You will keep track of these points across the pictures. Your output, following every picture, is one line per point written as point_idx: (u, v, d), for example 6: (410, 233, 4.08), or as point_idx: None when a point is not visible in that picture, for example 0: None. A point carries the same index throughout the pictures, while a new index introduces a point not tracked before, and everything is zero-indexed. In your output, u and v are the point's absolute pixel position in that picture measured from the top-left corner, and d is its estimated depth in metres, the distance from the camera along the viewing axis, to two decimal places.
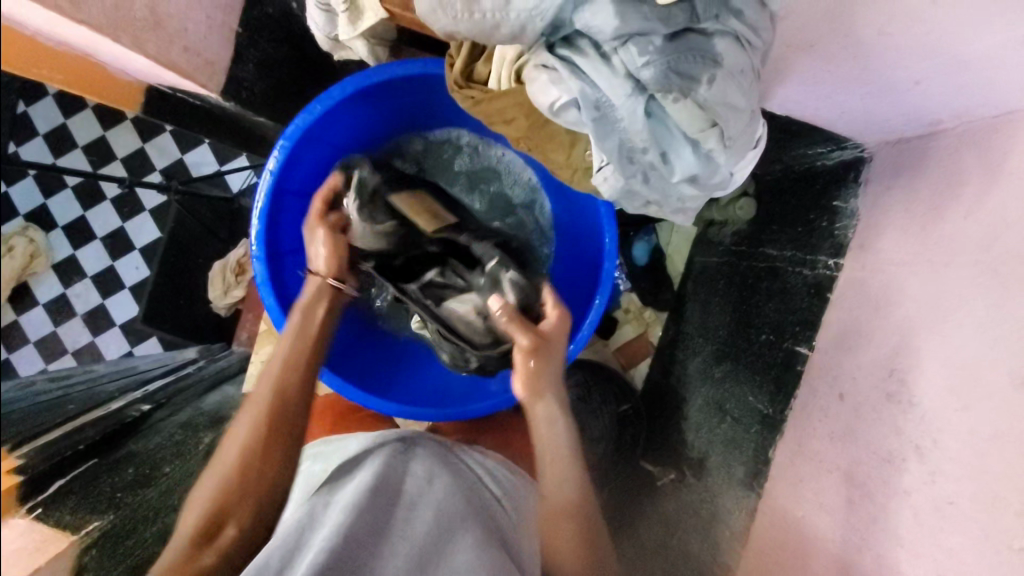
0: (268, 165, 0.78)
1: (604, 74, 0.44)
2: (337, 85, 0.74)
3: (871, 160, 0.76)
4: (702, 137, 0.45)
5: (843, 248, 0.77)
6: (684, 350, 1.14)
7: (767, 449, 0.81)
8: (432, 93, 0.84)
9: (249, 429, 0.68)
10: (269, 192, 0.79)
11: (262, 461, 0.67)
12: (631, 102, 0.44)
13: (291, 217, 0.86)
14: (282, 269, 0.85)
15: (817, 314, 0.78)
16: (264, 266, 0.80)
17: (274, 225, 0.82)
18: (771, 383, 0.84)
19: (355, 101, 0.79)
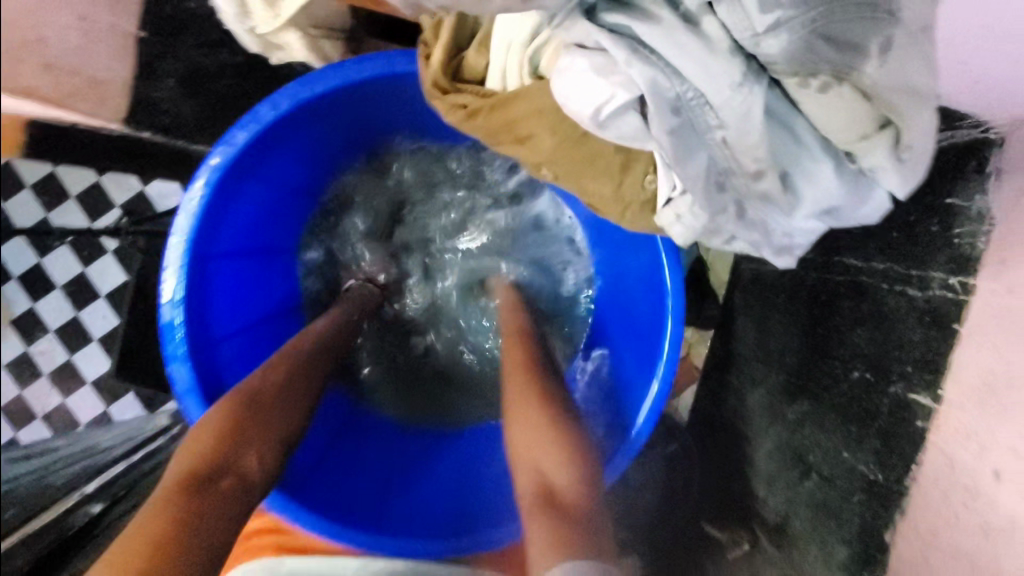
0: (176, 227, 0.69)
1: (705, 60, 0.42)
2: (266, 104, 0.69)
3: (1001, 142, 0.56)
4: (866, 144, 0.43)
5: (968, 263, 0.58)
6: (740, 377, 0.96)
7: (879, 528, 0.62)
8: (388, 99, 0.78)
9: (265, 378, 0.71)
10: (189, 254, 0.71)
11: (273, 411, 0.69)
12: (752, 96, 0.43)
13: (225, 282, 0.77)
14: (218, 356, 0.76)
15: (937, 350, 0.59)
16: (188, 369, 0.71)
17: (200, 296, 0.73)
18: (875, 440, 0.65)
19: (297, 125, 0.74)
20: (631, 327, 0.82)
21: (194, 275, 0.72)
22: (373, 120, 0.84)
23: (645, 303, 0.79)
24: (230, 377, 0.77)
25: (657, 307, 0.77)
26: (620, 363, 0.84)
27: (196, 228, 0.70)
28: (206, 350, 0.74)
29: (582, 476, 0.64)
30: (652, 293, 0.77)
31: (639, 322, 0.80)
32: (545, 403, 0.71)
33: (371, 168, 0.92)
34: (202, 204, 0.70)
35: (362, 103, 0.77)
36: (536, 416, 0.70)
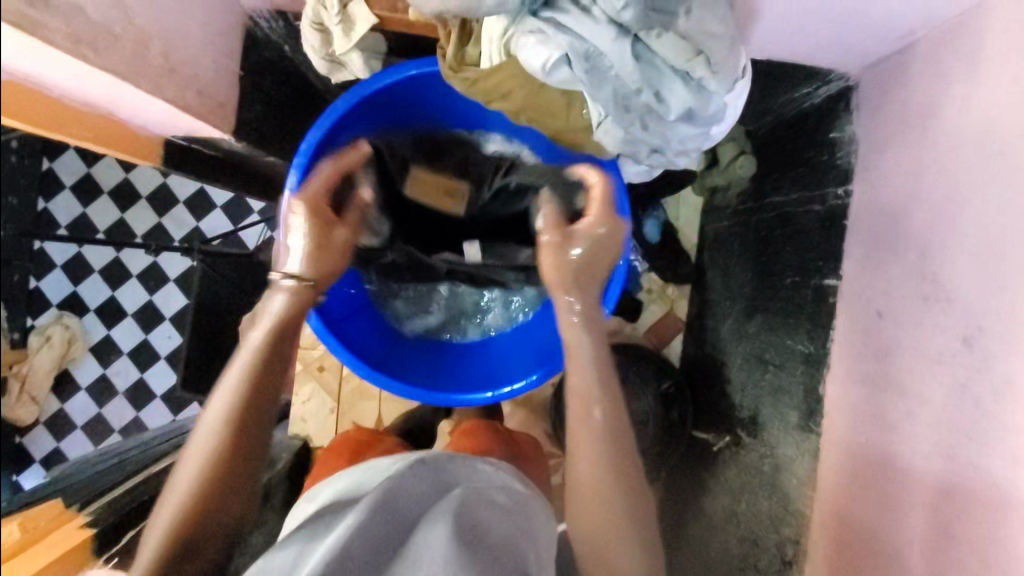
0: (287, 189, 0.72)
1: (588, 26, 0.47)
2: (343, 98, 0.72)
3: (856, 86, 0.78)
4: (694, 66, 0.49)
5: (849, 175, 0.78)
6: (714, 316, 1.14)
7: (817, 386, 0.81)
8: (429, 90, 0.81)
9: (224, 416, 0.54)
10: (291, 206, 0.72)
11: (239, 461, 0.54)
12: (620, 46, 0.47)
13: None
14: (342, 330, 0.83)
15: (837, 243, 0.79)
16: (319, 319, 0.77)
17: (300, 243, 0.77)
18: (807, 322, 0.84)
19: (361, 110, 0.77)
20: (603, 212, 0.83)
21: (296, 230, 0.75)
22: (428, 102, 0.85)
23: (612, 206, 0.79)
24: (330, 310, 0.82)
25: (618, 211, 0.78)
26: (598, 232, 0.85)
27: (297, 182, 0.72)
28: (334, 325, 0.82)
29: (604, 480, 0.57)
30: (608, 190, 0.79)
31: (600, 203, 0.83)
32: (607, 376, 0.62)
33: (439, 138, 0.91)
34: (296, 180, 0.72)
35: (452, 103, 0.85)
36: (596, 421, 0.59)
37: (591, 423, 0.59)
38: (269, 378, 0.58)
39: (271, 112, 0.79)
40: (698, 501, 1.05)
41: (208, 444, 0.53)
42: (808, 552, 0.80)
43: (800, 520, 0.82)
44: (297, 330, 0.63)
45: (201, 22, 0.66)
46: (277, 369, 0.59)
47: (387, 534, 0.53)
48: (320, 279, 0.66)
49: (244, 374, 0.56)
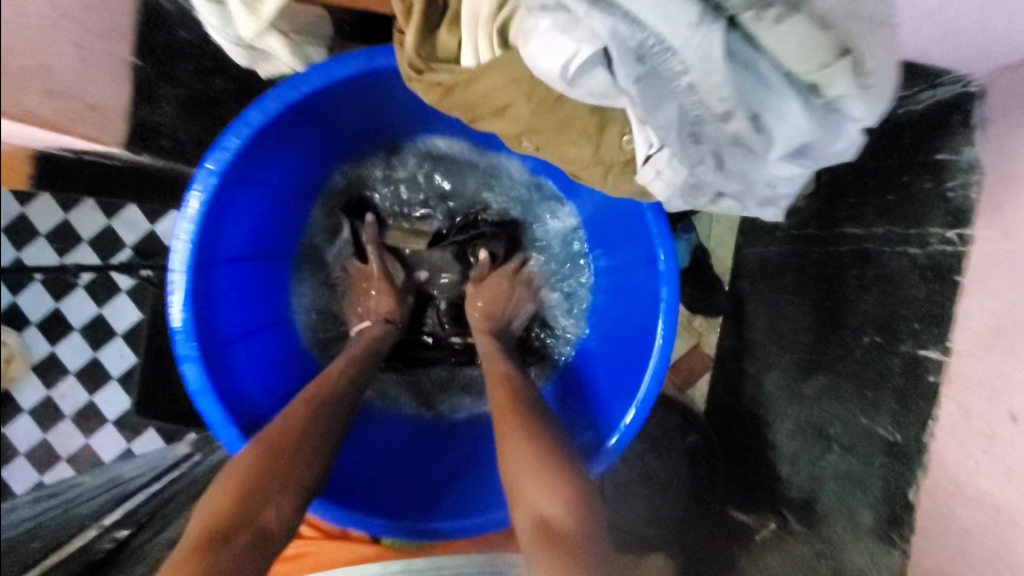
0: (179, 230, 0.65)
1: (654, 8, 0.36)
2: (254, 109, 0.62)
3: (983, 93, 0.58)
4: (829, 72, 0.38)
5: (964, 214, 0.58)
6: (755, 363, 0.93)
7: (903, 487, 0.62)
8: (360, 104, 0.70)
9: (290, 426, 0.67)
10: (189, 266, 0.66)
11: (302, 453, 0.65)
12: (710, 37, 0.36)
13: (230, 289, 0.74)
14: (228, 359, 0.72)
15: (941, 304, 0.60)
16: (196, 366, 0.67)
17: (205, 302, 0.69)
18: (891, 400, 0.65)
19: (284, 136, 0.68)
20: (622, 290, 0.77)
21: (199, 285, 0.68)
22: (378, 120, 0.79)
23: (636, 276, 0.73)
24: (241, 381, 0.73)
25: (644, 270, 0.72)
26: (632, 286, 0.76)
27: (196, 241, 0.66)
28: (218, 356, 0.70)
29: (573, 505, 0.60)
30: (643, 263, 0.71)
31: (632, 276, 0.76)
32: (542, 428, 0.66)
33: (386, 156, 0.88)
34: (198, 220, 0.64)
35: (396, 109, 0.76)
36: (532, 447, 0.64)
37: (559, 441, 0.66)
38: (325, 409, 0.69)
39: (191, 111, 0.61)
40: None
41: (270, 450, 0.64)
42: None
43: None
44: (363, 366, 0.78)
45: None
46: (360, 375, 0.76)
47: None
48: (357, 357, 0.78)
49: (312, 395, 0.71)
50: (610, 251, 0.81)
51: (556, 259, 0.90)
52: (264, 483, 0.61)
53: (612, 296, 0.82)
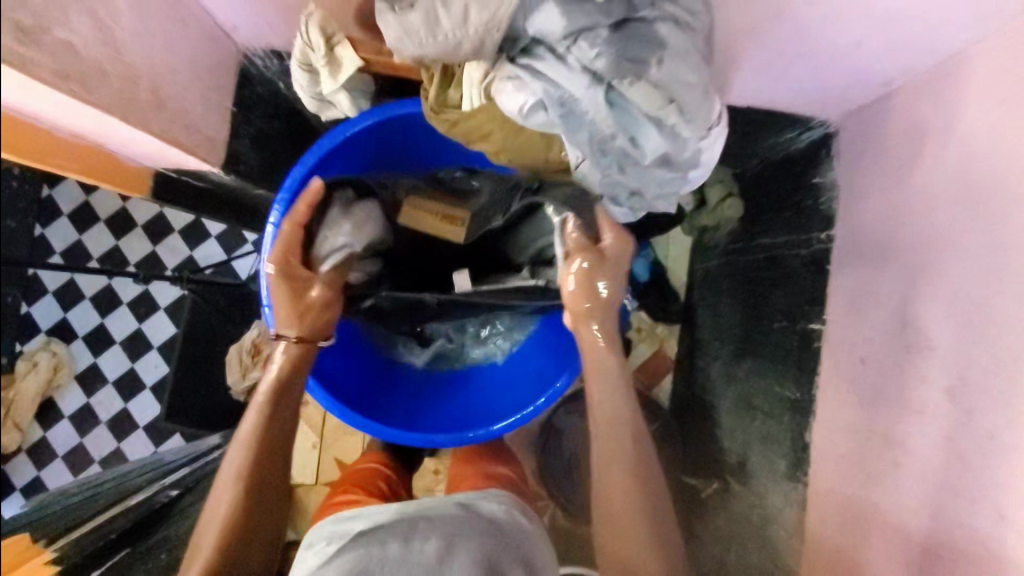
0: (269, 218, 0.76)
1: (562, 73, 0.47)
2: (326, 136, 0.75)
3: (837, 133, 0.80)
4: (683, 88, 0.47)
5: (832, 220, 0.79)
6: (703, 357, 1.13)
7: (804, 434, 0.78)
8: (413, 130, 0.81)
9: (238, 494, 0.63)
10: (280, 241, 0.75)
11: (264, 486, 0.65)
12: (595, 88, 0.47)
13: None
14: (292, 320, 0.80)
15: (821, 288, 0.79)
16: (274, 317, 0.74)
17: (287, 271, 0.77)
18: (795, 367, 0.82)
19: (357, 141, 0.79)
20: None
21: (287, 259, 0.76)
22: (414, 155, 0.88)
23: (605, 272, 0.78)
24: None
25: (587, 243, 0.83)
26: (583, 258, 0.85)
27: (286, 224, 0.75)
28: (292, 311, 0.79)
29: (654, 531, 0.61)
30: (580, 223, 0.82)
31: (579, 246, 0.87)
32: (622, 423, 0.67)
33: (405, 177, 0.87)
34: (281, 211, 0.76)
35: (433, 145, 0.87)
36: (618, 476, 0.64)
37: (614, 431, 0.67)
38: (275, 461, 0.67)
39: (261, 146, 0.80)
40: None
41: (225, 527, 0.62)
42: None
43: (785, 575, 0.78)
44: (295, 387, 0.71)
45: (195, 59, 0.67)
46: (295, 387, 0.71)
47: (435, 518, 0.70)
48: (291, 381, 0.70)
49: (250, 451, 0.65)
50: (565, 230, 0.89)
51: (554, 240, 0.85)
52: (243, 530, 0.62)
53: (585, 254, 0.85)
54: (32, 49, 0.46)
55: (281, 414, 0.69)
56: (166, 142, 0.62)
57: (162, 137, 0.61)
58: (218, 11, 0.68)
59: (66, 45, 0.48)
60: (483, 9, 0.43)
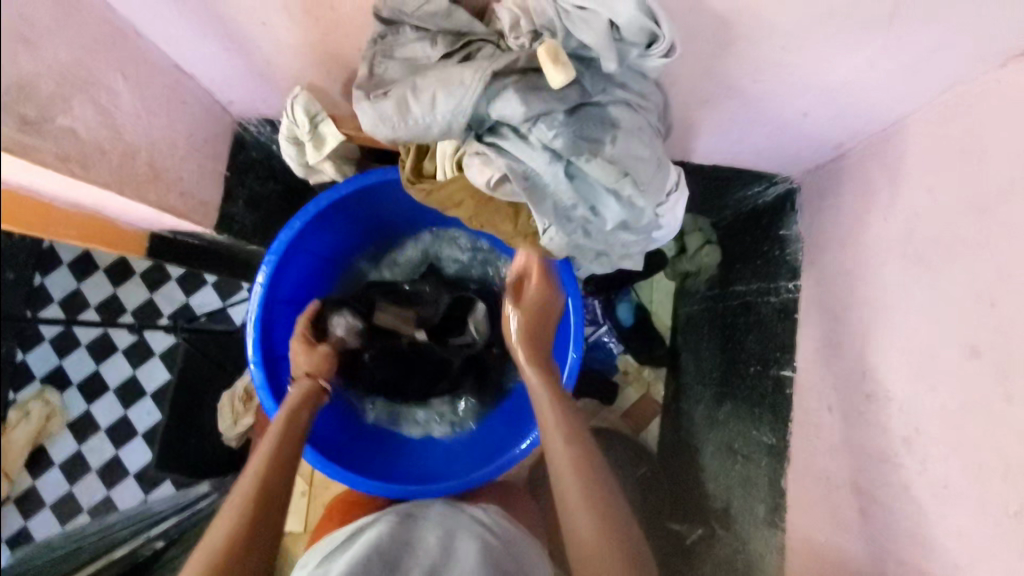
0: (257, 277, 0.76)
1: (524, 150, 0.51)
2: (311, 201, 0.75)
3: (800, 188, 0.84)
4: (635, 162, 0.52)
5: (798, 270, 0.82)
6: (688, 400, 1.15)
7: (780, 479, 0.80)
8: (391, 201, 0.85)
9: (236, 522, 0.60)
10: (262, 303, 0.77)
11: (268, 523, 0.62)
12: (556, 163, 0.51)
13: (282, 326, 0.84)
14: (279, 372, 0.83)
15: (791, 335, 0.82)
16: (262, 371, 0.77)
17: (268, 331, 0.80)
18: (769, 413, 0.85)
19: (334, 216, 0.81)
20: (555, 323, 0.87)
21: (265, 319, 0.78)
22: (397, 218, 0.91)
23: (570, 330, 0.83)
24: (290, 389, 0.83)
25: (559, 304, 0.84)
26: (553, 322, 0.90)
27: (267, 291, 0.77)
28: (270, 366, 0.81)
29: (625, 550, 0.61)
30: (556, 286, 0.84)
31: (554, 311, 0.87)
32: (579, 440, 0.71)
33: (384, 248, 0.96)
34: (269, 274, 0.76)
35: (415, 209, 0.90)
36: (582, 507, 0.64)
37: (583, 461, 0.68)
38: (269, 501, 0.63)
39: (254, 206, 0.85)
40: None
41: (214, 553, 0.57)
42: None
43: None
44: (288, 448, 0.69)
45: (192, 132, 0.71)
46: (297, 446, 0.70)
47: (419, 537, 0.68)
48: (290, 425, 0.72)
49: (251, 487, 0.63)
50: None
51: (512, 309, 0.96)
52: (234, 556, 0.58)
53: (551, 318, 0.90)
54: (35, 138, 0.49)
55: (280, 484, 0.66)
56: (160, 209, 0.66)
57: (156, 205, 0.65)
58: (215, 88, 0.74)
59: (68, 131, 0.53)
60: (449, 97, 0.48)
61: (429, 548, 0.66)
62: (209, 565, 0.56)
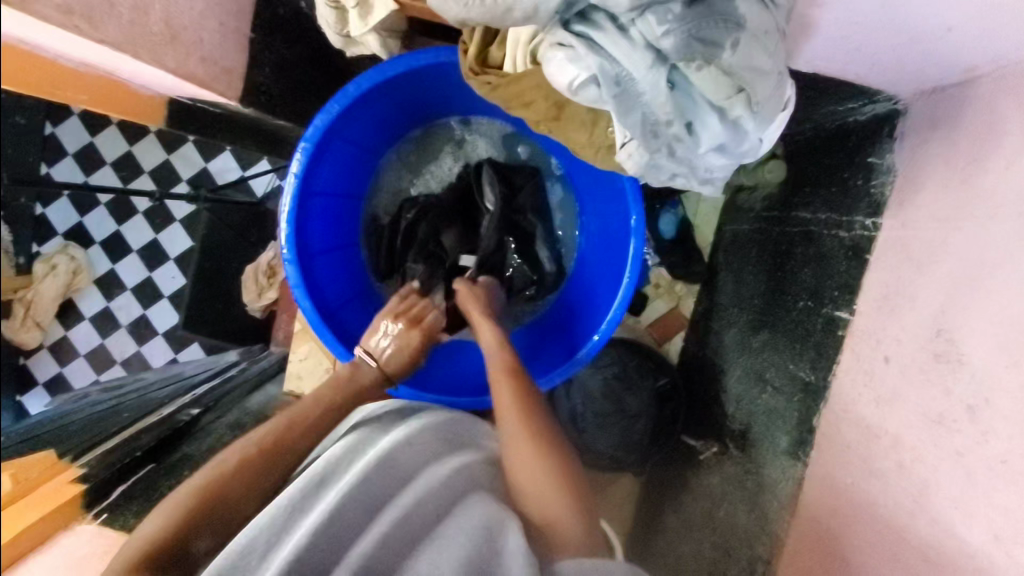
0: (291, 166, 0.73)
1: (622, 47, 0.43)
2: (353, 83, 0.70)
3: (905, 111, 0.72)
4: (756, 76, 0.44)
5: (880, 207, 0.74)
6: (719, 321, 1.10)
7: (811, 417, 0.79)
8: (446, 87, 0.80)
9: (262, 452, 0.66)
10: (295, 196, 0.74)
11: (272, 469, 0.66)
12: (653, 71, 0.44)
13: (318, 218, 0.82)
14: (313, 271, 0.81)
15: (856, 276, 0.76)
16: (297, 269, 0.75)
17: (301, 226, 0.77)
18: (812, 350, 0.82)
19: (376, 98, 0.76)
20: (608, 237, 0.85)
21: (299, 213, 0.76)
22: (442, 107, 0.89)
23: (617, 242, 0.82)
24: (323, 286, 0.83)
25: (619, 218, 0.80)
26: (602, 227, 0.87)
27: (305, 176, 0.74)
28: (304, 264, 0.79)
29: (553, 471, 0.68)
30: (616, 195, 0.79)
31: (609, 223, 0.85)
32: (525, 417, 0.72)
33: (424, 141, 0.95)
34: (303, 163, 0.72)
35: (461, 98, 0.86)
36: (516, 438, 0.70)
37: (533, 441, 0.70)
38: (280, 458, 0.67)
39: (282, 73, 0.76)
40: (675, 498, 1.08)
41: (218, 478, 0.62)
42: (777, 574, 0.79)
43: (772, 543, 0.81)
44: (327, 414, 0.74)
45: None
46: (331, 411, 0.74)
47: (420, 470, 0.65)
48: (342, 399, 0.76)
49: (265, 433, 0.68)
50: (593, 203, 0.89)
51: (559, 215, 0.96)
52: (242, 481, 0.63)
53: (596, 230, 0.89)
54: None
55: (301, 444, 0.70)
56: (181, 77, 0.61)
57: (176, 72, 0.60)
58: None
59: None
60: None
61: (432, 469, 0.65)
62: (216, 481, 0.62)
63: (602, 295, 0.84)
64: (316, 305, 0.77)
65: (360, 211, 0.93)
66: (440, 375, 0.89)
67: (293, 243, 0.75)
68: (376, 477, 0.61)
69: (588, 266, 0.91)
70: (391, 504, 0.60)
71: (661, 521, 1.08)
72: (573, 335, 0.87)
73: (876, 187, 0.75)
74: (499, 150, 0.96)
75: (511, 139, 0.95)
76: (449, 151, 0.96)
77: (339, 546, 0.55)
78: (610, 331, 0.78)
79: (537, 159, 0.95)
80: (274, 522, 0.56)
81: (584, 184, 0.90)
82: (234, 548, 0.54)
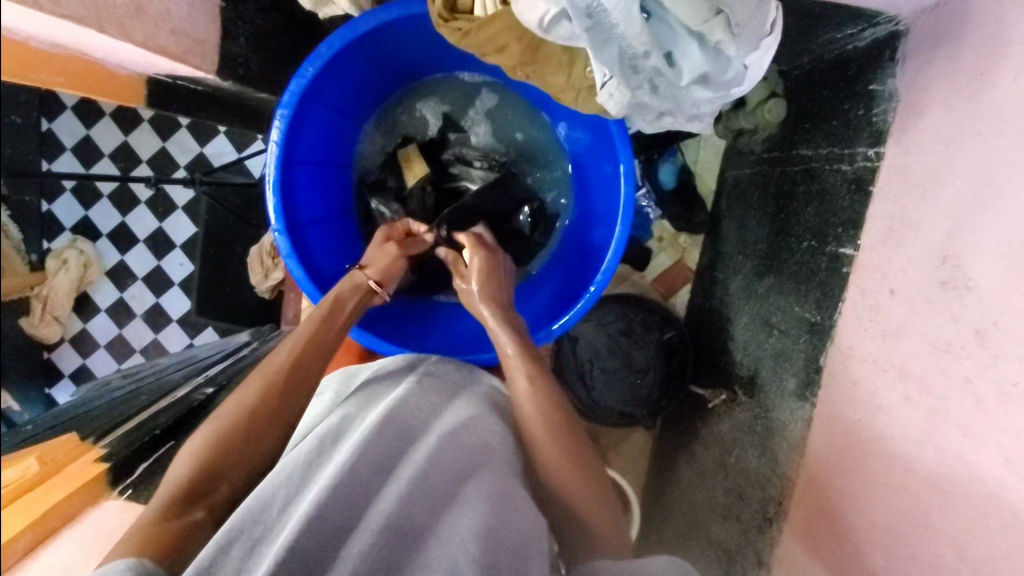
0: (272, 135, 0.73)
1: None
2: (325, 43, 0.70)
3: (906, 32, 0.69)
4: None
5: (883, 135, 0.71)
6: (724, 270, 1.09)
7: (817, 356, 0.78)
8: (423, 39, 0.79)
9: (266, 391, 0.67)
10: (278, 164, 0.74)
11: (277, 415, 0.66)
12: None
13: (305, 187, 0.82)
14: (304, 241, 0.81)
15: (860, 210, 0.73)
16: (287, 239, 0.75)
17: (288, 197, 0.77)
18: (817, 290, 0.80)
19: (352, 57, 0.75)
20: (601, 184, 0.84)
21: (284, 182, 0.76)
22: (422, 62, 0.88)
23: (601, 182, 0.83)
24: (318, 256, 0.83)
25: (609, 163, 0.78)
26: (595, 172, 0.85)
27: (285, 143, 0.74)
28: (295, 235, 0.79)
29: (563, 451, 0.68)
30: (604, 139, 0.77)
31: (600, 168, 0.82)
32: (541, 393, 0.71)
33: (410, 100, 0.94)
34: (282, 130, 0.72)
35: (441, 53, 0.85)
36: (534, 418, 0.69)
37: (550, 417, 0.69)
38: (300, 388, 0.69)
39: (258, 43, 0.76)
40: (689, 448, 1.09)
41: (235, 427, 0.63)
42: (789, 513, 0.79)
43: (782, 484, 0.82)
44: (324, 342, 0.73)
45: None
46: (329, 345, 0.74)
47: (419, 425, 0.65)
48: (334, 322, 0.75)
49: (287, 358, 0.70)
50: (584, 150, 0.87)
51: (550, 165, 0.96)
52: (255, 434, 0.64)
53: (589, 177, 0.88)
54: None
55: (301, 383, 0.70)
56: (151, 50, 0.61)
57: (145, 46, 0.60)
58: None
59: None
60: None
61: (438, 424, 0.65)
62: (227, 435, 0.63)
63: (601, 242, 0.82)
64: (309, 273, 0.78)
65: (350, 178, 0.93)
66: (442, 333, 0.90)
67: (280, 212, 0.75)
68: (393, 439, 0.61)
69: (584, 216, 0.90)
70: (404, 460, 0.59)
71: (677, 472, 1.09)
72: (574, 287, 0.86)
73: (878, 115, 0.72)
74: (484, 100, 0.94)
75: (495, 89, 0.93)
76: (432, 109, 0.95)
77: (356, 505, 0.53)
78: (606, 281, 0.77)
79: (525, 108, 0.93)
80: (293, 478, 0.56)
81: (571, 128, 0.89)
82: (253, 501, 0.53)
